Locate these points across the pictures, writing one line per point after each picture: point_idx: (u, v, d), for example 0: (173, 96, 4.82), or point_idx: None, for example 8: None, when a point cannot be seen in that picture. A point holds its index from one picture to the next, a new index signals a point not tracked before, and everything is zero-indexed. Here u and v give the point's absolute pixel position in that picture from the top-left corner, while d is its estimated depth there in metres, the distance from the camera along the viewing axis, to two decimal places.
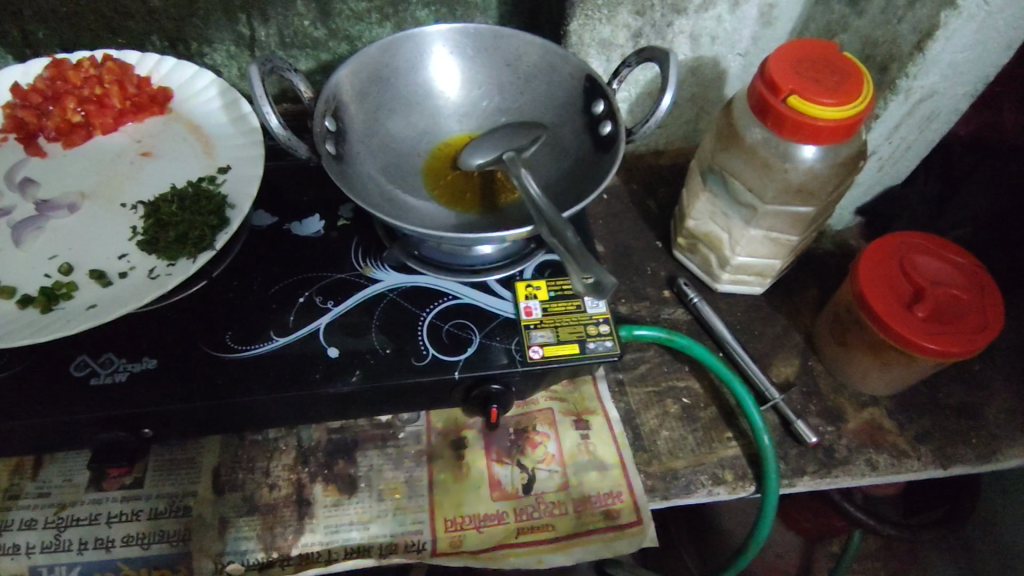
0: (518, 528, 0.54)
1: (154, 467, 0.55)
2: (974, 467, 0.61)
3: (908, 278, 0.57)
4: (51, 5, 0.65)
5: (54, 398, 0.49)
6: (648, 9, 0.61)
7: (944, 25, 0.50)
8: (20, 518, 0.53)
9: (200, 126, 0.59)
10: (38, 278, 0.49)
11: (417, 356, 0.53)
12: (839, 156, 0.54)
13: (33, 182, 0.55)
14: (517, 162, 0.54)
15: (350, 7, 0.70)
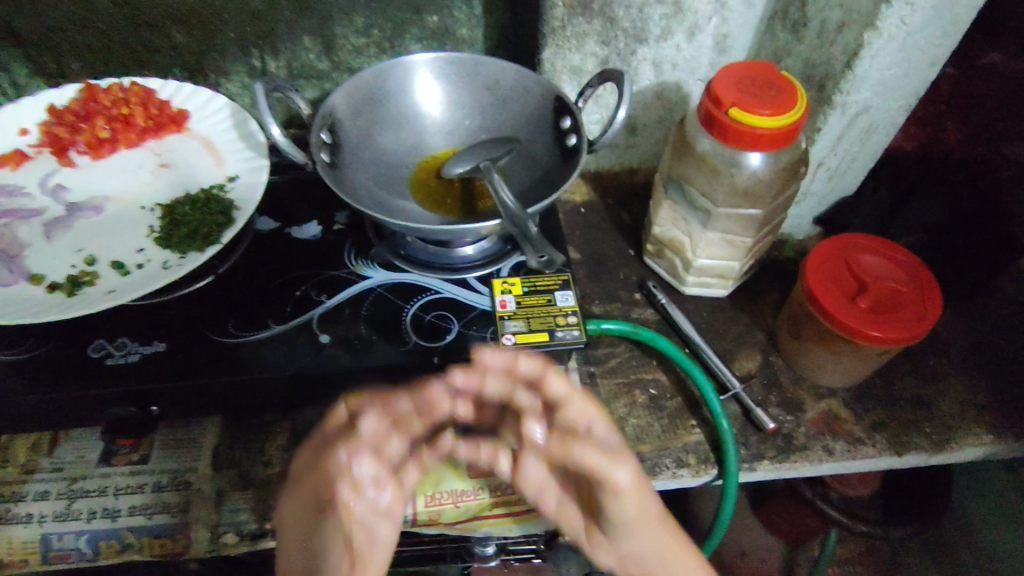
0: (493, 502, 0.58)
1: (159, 444, 0.60)
2: (929, 455, 0.64)
3: (852, 274, 0.62)
4: (86, 40, 0.74)
5: (74, 375, 0.55)
6: (612, 39, 0.69)
7: (867, 45, 0.57)
8: (36, 490, 0.58)
9: (213, 142, 0.66)
10: (64, 268, 0.56)
11: (400, 342, 0.59)
12: (780, 162, 0.60)
13: (64, 189, 0.62)
14: (493, 169, 0.61)
15: (351, 41, 0.79)
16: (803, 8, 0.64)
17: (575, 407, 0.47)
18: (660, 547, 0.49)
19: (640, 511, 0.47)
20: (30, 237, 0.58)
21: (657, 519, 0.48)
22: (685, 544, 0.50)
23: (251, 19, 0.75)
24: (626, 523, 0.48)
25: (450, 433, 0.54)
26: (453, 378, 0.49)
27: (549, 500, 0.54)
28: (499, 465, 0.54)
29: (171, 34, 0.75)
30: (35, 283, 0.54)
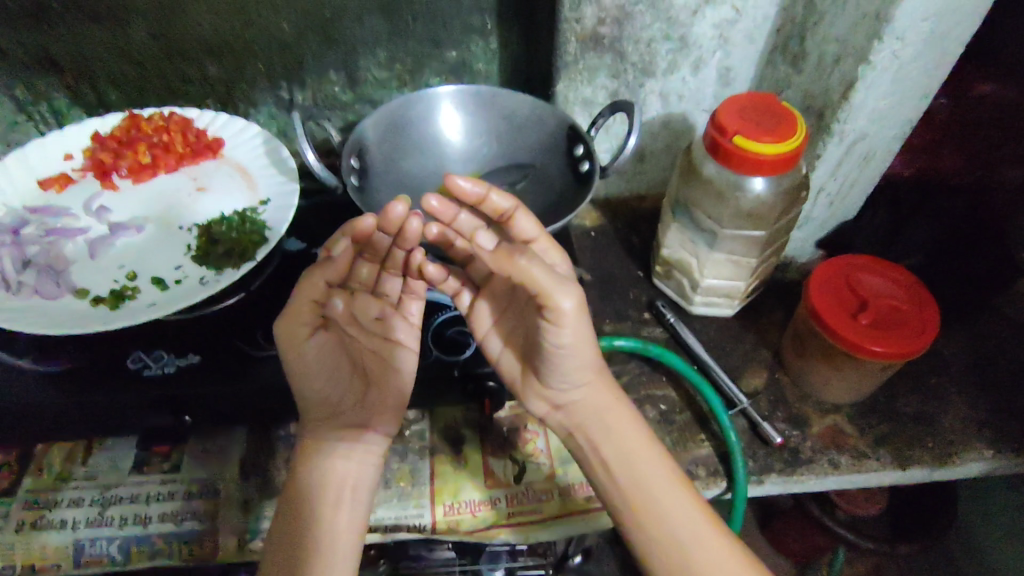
0: (509, 511, 0.60)
1: (190, 454, 0.63)
2: (933, 468, 0.65)
3: (853, 292, 0.65)
4: (125, 73, 0.79)
5: (113, 384, 0.58)
6: (621, 72, 0.73)
7: (862, 77, 0.61)
8: (70, 497, 0.60)
9: (247, 167, 0.70)
10: (108, 283, 0.59)
11: (423, 354, 0.62)
12: (782, 187, 0.64)
13: (107, 209, 0.66)
14: None
15: (374, 75, 0.83)
16: (801, 43, 0.68)
17: (541, 248, 0.49)
18: (592, 392, 0.55)
19: (577, 337, 0.49)
20: (75, 254, 0.62)
21: (589, 355, 0.51)
22: (615, 393, 0.56)
23: (282, 53, 0.79)
24: (562, 358, 0.50)
25: (421, 249, 0.52)
26: (393, 212, 0.43)
27: (487, 334, 0.57)
28: (461, 295, 0.57)
29: (205, 67, 0.80)
30: (80, 297, 0.58)
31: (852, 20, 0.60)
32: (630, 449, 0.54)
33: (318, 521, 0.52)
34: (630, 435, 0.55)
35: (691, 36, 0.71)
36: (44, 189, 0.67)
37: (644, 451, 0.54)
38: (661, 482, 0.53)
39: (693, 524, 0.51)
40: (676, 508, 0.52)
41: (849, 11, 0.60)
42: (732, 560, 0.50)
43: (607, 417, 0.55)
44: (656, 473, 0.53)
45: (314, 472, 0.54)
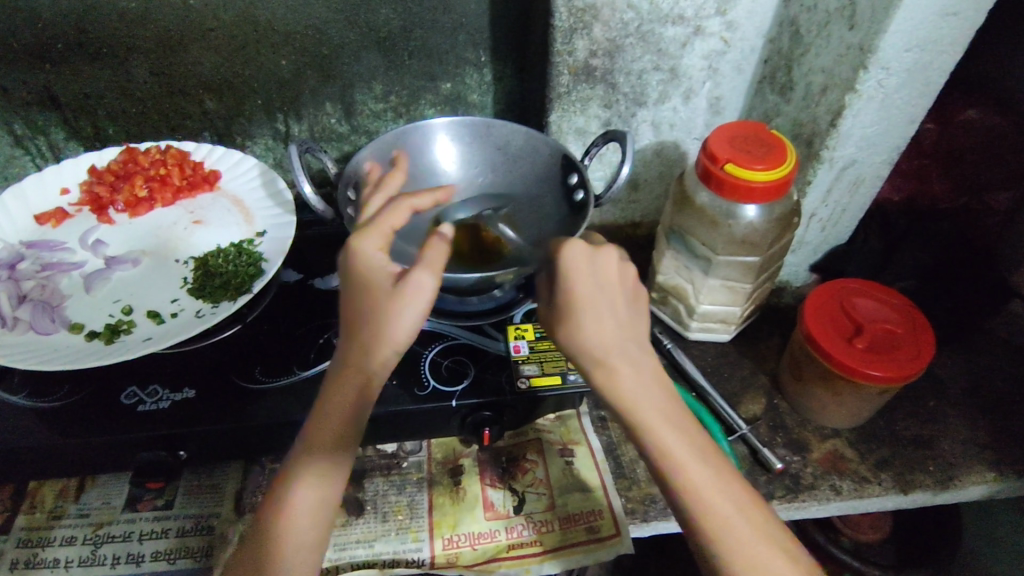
0: (509, 544, 0.59)
1: (184, 490, 0.62)
2: (934, 493, 0.65)
3: (848, 316, 0.65)
4: (123, 107, 0.80)
5: (107, 420, 0.57)
6: (614, 102, 0.75)
7: (849, 105, 0.62)
8: (62, 535, 0.59)
9: (243, 200, 0.70)
10: (103, 317, 0.59)
11: (420, 386, 0.61)
12: (775, 213, 0.64)
13: (103, 243, 0.66)
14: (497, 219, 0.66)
15: (370, 107, 0.85)
16: (789, 73, 0.70)
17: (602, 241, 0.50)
18: (580, 342, 0.46)
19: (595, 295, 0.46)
20: (71, 288, 0.61)
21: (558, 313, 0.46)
22: (623, 342, 0.46)
23: (278, 87, 0.80)
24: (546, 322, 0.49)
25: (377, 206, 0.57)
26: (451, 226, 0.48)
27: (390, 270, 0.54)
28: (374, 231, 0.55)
29: (202, 102, 0.80)
30: (75, 331, 0.58)
31: (838, 51, 0.62)
32: (630, 410, 0.46)
33: (296, 520, 0.48)
34: (628, 392, 0.46)
35: (681, 67, 0.72)
36: (39, 224, 0.67)
37: (651, 414, 0.46)
38: (675, 447, 0.46)
39: (706, 498, 0.45)
40: (684, 475, 0.45)
41: (835, 42, 0.62)
42: (753, 542, 0.44)
43: (598, 375, 0.46)
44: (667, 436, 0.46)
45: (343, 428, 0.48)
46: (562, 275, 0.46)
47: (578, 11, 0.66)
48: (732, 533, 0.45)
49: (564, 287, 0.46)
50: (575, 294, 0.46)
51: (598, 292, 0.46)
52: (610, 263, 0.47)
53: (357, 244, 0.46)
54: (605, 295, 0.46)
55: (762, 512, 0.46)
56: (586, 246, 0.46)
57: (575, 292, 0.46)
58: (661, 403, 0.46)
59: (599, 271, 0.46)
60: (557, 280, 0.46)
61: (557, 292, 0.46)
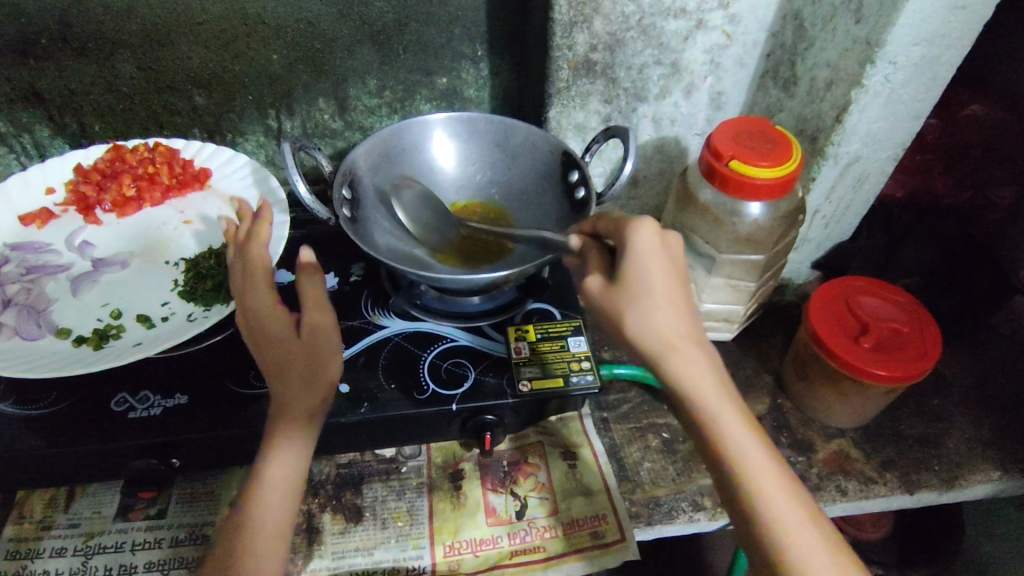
0: (512, 550, 0.58)
1: (178, 499, 0.60)
2: (940, 492, 0.64)
3: (853, 315, 0.64)
4: (109, 103, 0.77)
5: (96, 428, 0.56)
6: (614, 98, 0.73)
7: (855, 100, 0.61)
8: (51, 546, 0.57)
9: (235, 199, 0.68)
10: (91, 321, 0.57)
11: (419, 390, 0.60)
12: (779, 211, 0.63)
13: (90, 244, 0.64)
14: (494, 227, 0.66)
15: (364, 102, 0.83)
16: (792, 67, 0.68)
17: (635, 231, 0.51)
18: (648, 325, 0.45)
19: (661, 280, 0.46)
20: (57, 292, 0.59)
21: (625, 294, 0.46)
22: (689, 330, 0.46)
23: (269, 82, 0.78)
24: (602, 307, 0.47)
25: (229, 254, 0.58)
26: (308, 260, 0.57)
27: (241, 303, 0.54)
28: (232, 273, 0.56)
29: (192, 98, 0.78)
30: (62, 337, 0.56)
31: (843, 45, 0.60)
32: (695, 396, 0.46)
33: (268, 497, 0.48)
34: (695, 378, 0.46)
35: (682, 61, 0.71)
36: (24, 225, 0.65)
37: (716, 401, 0.46)
38: (737, 437, 0.45)
39: (767, 489, 0.44)
40: (746, 465, 0.45)
41: (840, 36, 0.61)
42: (811, 531, 0.44)
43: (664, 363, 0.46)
44: (730, 423, 0.46)
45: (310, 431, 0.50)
46: (633, 254, 0.46)
47: (578, 4, 0.64)
48: (791, 527, 0.44)
49: (635, 266, 0.46)
50: (646, 273, 0.45)
51: (668, 273, 0.46)
52: (675, 248, 0.47)
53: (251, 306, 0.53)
54: (670, 278, 0.46)
55: (815, 504, 0.45)
56: (654, 228, 0.47)
57: (646, 271, 0.46)
58: (725, 392, 0.46)
59: (668, 253, 0.47)
60: (626, 258, 0.46)
61: (626, 272, 0.46)
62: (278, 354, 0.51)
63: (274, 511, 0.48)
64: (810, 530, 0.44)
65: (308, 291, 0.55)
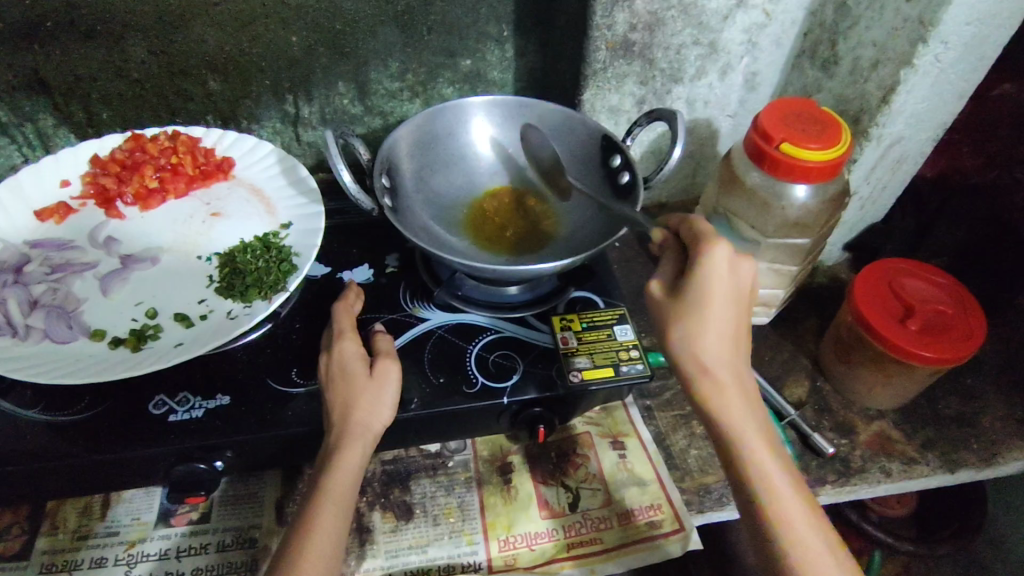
0: (568, 543, 0.57)
1: (221, 502, 0.59)
2: (979, 470, 0.65)
3: (897, 297, 0.64)
4: (118, 90, 0.73)
5: (137, 432, 0.53)
6: (650, 79, 0.71)
7: (904, 80, 0.60)
8: (91, 557, 0.55)
9: (262, 189, 0.65)
10: (126, 322, 0.54)
11: (468, 384, 0.58)
12: (827, 193, 0.62)
13: (115, 240, 0.61)
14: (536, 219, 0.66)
15: (385, 86, 0.80)
16: (832, 47, 0.67)
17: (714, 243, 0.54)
18: (694, 341, 0.50)
19: (718, 297, 0.49)
20: (85, 291, 0.56)
21: (680, 309, 0.50)
22: (731, 356, 0.50)
23: (288, 66, 0.75)
24: (655, 318, 0.52)
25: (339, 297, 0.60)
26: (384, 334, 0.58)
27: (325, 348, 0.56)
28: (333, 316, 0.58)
29: (206, 83, 0.75)
30: (96, 339, 0.53)
31: (892, 24, 0.59)
32: (727, 415, 0.50)
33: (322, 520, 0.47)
34: (729, 401, 0.49)
35: (720, 41, 0.69)
36: (41, 220, 0.61)
37: (749, 430, 0.49)
38: (766, 465, 0.48)
39: (790, 516, 0.47)
40: (771, 488, 0.47)
41: (889, 15, 0.60)
42: (825, 559, 0.45)
43: (703, 382, 0.50)
44: (762, 453, 0.48)
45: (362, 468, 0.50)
46: (701, 272, 0.50)
47: None
48: (810, 556, 0.45)
49: (699, 286, 0.49)
50: (706, 293, 0.49)
51: (728, 299, 0.50)
52: (743, 267, 0.50)
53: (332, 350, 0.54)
54: (727, 299, 0.50)
55: (835, 535, 0.47)
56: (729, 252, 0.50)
57: (707, 290, 0.49)
58: (760, 424, 0.50)
59: (737, 278, 0.50)
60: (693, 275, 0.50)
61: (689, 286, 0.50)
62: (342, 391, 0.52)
63: (321, 533, 0.47)
64: (829, 558, 0.45)
65: (380, 344, 0.56)
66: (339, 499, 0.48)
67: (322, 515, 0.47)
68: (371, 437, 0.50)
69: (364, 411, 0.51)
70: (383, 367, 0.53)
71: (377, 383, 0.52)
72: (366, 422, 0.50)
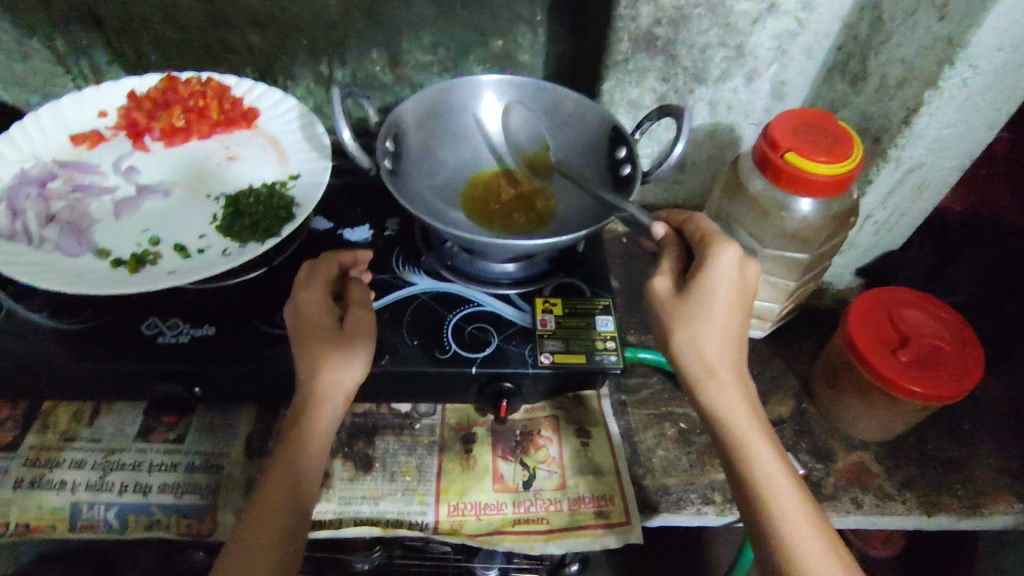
0: (515, 519, 0.58)
1: (197, 427, 0.62)
2: (959, 518, 0.62)
3: (894, 326, 0.62)
4: (167, 34, 0.78)
5: (125, 348, 0.57)
6: (672, 76, 0.71)
7: (927, 102, 0.57)
8: (72, 458, 0.59)
9: (279, 140, 0.68)
10: (130, 245, 0.58)
11: (440, 349, 0.60)
12: (831, 210, 0.61)
13: (136, 170, 0.65)
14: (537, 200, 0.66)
15: (417, 58, 0.82)
16: (863, 62, 0.65)
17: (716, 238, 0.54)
18: (697, 341, 0.50)
19: (726, 297, 0.50)
20: (100, 213, 0.61)
21: (687, 307, 0.50)
22: (733, 355, 0.51)
23: (324, 28, 0.78)
24: (660, 315, 0.52)
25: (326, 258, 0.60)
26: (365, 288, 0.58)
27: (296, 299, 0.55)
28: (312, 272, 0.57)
29: (247, 36, 0.78)
30: (101, 257, 0.57)
31: (922, 43, 0.57)
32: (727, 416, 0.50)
33: (294, 471, 0.50)
34: (728, 401, 0.50)
35: (748, 45, 0.68)
36: (74, 144, 0.66)
37: (751, 433, 0.49)
38: (766, 467, 0.48)
39: (791, 515, 0.46)
40: (771, 488, 0.47)
41: (920, 33, 0.57)
42: (826, 558, 0.45)
43: (704, 382, 0.50)
44: (761, 451, 0.48)
45: (337, 417, 0.52)
46: (708, 273, 0.50)
47: None
48: (811, 555, 0.45)
49: (708, 284, 0.50)
50: (713, 295, 0.50)
51: (734, 299, 0.50)
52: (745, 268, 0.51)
53: (304, 303, 0.55)
54: (733, 299, 0.50)
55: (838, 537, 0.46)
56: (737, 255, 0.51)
57: (715, 289, 0.50)
58: (760, 427, 0.49)
59: (742, 281, 0.51)
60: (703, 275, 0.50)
61: (697, 285, 0.50)
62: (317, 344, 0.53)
63: (295, 479, 0.50)
64: (829, 556, 0.45)
65: (357, 293, 0.57)
66: (312, 449, 0.51)
67: (297, 457, 0.50)
68: (347, 389, 0.52)
69: (339, 362, 0.52)
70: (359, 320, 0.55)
71: (351, 335, 0.54)
72: (340, 374, 0.52)
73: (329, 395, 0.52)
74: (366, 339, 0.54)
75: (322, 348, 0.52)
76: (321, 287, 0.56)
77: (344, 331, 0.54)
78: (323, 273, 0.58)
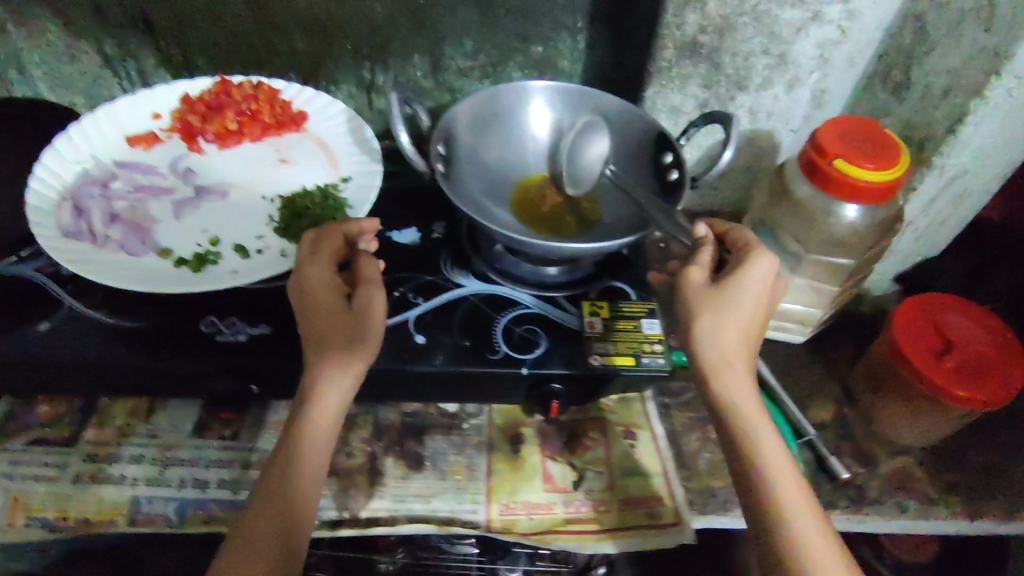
0: (566, 518, 0.59)
1: (251, 424, 0.63)
2: (1003, 523, 0.62)
3: (936, 332, 0.63)
4: (215, 38, 0.79)
5: (185, 346, 0.58)
6: (714, 83, 0.72)
7: (973, 112, 0.58)
8: (130, 453, 0.60)
9: (329, 144, 0.70)
10: (191, 245, 0.59)
11: (492, 350, 0.61)
12: (878, 217, 0.63)
13: (193, 172, 0.66)
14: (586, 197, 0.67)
15: (458, 63, 0.83)
16: (906, 71, 0.66)
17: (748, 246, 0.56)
18: (722, 335, 0.52)
19: (753, 299, 0.52)
20: (160, 213, 0.62)
21: (718, 301, 0.52)
22: (750, 360, 0.53)
23: (369, 33, 0.79)
24: (685, 305, 0.53)
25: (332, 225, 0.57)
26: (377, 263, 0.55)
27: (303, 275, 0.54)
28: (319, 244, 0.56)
29: (293, 40, 0.80)
30: (164, 256, 0.58)
31: (968, 53, 0.58)
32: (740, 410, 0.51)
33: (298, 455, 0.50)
34: (743, 396, 0.51)
35: (791, 53, 0.68)
36: (131, 146, 0.67)
37: (760, 430, 0.50)
38: (775, 462, 0.49)
39: (796, 511, 0.47)
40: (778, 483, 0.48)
41: (966, 42, 0.58)
42: (828, 556, 0.45)
43: (722, 375, 0.51)
44: (771, 449, 0.49)
45: (342, 409, 0.52)
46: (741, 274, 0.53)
47: None
48: (814, 550, 0.45)
49: (740, 283, 0.52)
50: (742, 293, 0.52)
51: (758, 303, 0.53)
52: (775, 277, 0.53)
53: (314, 282, 0.54)
54: (758, 303, 0.53)
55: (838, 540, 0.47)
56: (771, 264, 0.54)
57: (745, 289, 0.52)
58: (768, 428, 0.50)
59: (769, 290, 0.53)
60: (735, 275, 0.53)
61: (731, 282, 0.52)
62: (326, 326, 0.52)
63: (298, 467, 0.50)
64: (832, 554, 0.45)
65: (364, 267, 0.55)
66: (316, 435, 0.51)
67: (299, 442, 0.50)
68: (353, 375, 0.52)
69: (349, 349, 0.52)
70: (368, 300, 0.53)
71: (363, 319, 0.52)
72: (351, 360, 0.52)
73: (336, 383, 0.51)
74: (374, 322, 0.52)
75: (331, 333, 0.52)
76: (329, 263, 0.55)
77: (353, 313, 0.52)
78: (331, 245, 0.55)
